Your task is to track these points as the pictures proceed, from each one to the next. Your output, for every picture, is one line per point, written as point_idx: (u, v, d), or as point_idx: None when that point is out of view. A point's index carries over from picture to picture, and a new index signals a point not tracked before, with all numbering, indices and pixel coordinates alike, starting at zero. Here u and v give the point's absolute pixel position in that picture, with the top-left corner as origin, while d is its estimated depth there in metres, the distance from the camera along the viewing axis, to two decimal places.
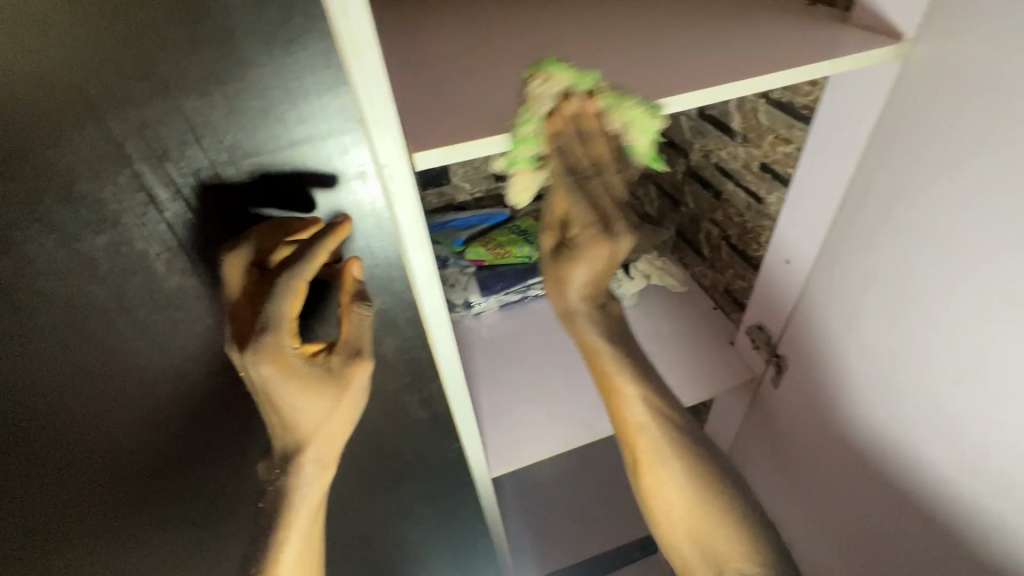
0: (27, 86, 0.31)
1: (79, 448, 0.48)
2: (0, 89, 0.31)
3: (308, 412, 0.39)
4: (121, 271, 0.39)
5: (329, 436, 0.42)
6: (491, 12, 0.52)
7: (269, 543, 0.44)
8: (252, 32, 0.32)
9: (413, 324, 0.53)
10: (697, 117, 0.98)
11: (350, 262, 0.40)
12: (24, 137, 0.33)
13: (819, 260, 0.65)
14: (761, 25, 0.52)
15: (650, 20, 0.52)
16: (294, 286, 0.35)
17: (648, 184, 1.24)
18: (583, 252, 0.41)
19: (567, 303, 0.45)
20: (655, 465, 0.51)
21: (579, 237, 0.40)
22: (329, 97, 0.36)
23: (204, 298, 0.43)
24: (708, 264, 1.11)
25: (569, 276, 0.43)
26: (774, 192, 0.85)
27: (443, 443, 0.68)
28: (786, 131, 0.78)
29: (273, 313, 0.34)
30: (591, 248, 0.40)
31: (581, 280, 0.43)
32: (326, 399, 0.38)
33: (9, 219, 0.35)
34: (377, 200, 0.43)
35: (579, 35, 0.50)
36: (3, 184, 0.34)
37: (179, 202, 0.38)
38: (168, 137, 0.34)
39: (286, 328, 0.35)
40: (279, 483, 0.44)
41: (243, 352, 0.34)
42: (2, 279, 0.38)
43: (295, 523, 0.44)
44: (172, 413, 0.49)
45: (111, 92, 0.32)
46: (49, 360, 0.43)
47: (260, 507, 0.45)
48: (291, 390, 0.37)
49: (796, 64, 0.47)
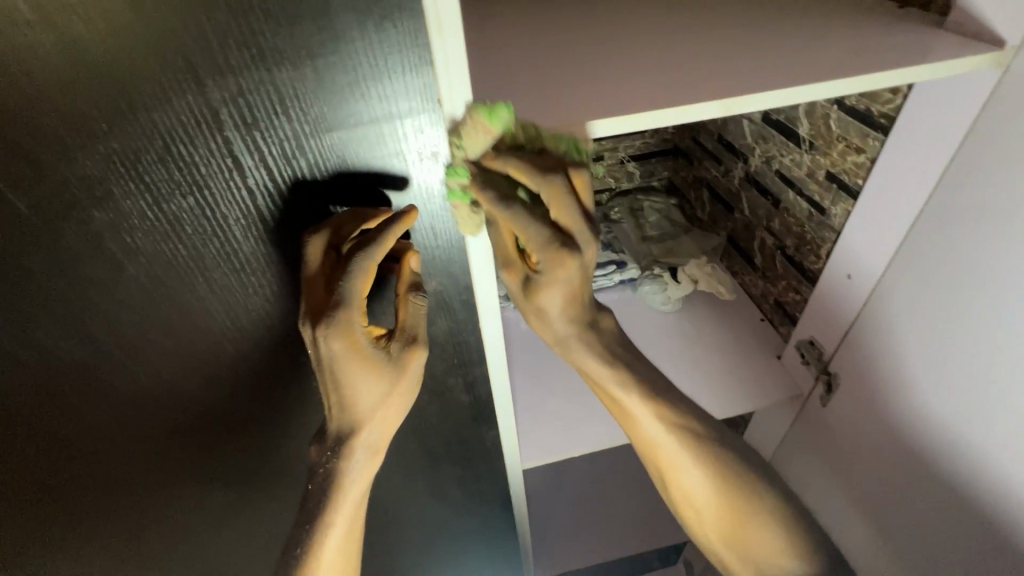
0: (137, 50, 0.32)
1: (149, 398, 0.51)
2: (113, 51, 0.32)
3: (369, 394, 0.45)
4: (205, 232, 0.42)
5: (380, 419, 0.47)
6: (563, 19, 0.54)
7: (317, 520, 0.47)
8: (349, 8, 0.33)
9: (466, 307, 0.54)
10: (761, 121, 0.95)
11: (409, 255, 0.45)
12: (128, 99, 0.34)
13: (889, 272, 0.65)
14: (836, 34, 0.52)
15: (723, 29, 0.52)
16: (361, 267, 0.40)
17: (700, 187, 1.21)
18: (546, 276, 0.42)
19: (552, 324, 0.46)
20: (675, 471, 0.51)
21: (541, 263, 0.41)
22: (412, 76, 0.37)
23: (275, 262, 0.45)
24: (760, 273, 1.07)
25: (540, 302, 0.44)
26: (839, 203, 0.81)
27: (483, 430, 0.69)
28: (859, 140, 0.75)
29: (344, 292, 0.41)
30: (557, 274, 0.41)
31: (551, 303, 0.44)
32: (383, 377, 0.45)
33: (108, 177, 0.37)
34: (444, 181, 0.43)
35: (651, 39, 0.50)
36: (106, 143, 0.36)
37: (262, 169, 0.39)
38: (259, 107, 0.36)
39: (355, 306, 0.41)
40: (329, 466, 0.48)
41: (318, 327, 0.41)
42: (94, 235, 0.40)
43: (341, 506, 0.48)
44: (236, 370, 0.52)
45: (213, 60, 0.33)
46: (128, 314, 0.45)
47: (307, 493, 0.48)
48: (355, 366, 0.43)
49: (874, 70, 0.46)
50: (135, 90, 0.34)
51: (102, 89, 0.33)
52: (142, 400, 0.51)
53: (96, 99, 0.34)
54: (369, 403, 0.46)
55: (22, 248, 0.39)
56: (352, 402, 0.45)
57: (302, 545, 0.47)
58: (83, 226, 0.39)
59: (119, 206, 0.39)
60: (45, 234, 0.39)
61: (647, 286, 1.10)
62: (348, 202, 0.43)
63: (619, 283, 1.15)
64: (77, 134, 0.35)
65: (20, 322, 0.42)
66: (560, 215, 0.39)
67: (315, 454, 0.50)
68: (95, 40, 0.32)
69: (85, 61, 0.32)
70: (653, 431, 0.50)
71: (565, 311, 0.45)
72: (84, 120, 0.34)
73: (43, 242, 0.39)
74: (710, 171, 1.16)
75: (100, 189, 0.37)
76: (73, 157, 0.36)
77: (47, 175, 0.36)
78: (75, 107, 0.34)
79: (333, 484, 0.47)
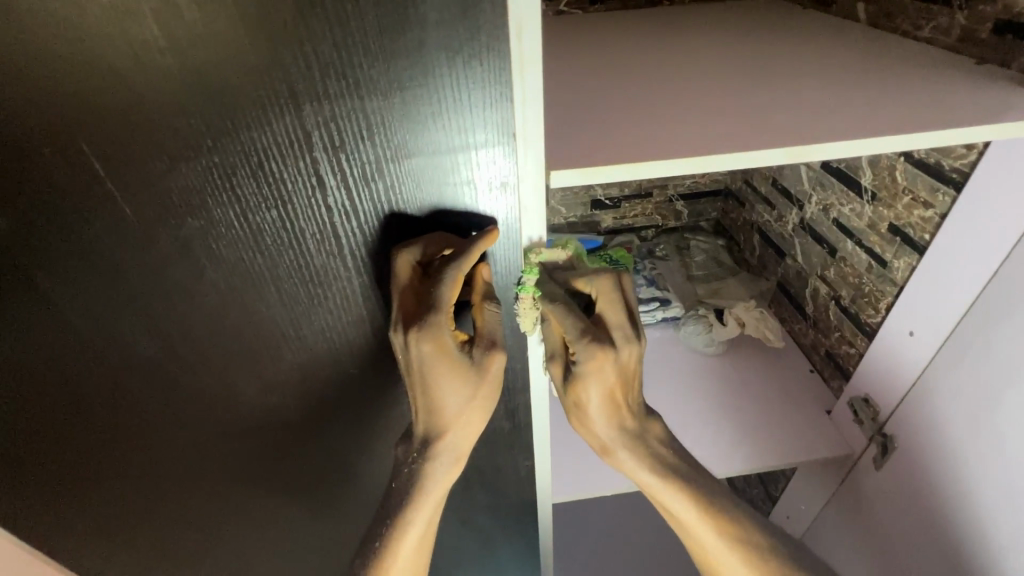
0: (247, 75, 0.35)
1: (205, 396, 0.53)
2: (226, 75, 0.35)
3: (455, 398, 0.48)
4: (283, 244, 0.44)
5: (462, 422, 0.50)
6: (632, 67, 0.56)
7: (398, 515, 0.51)
8: (442, 47, 0.35)
9: (516, 335, 0.54)
10: (820, 169, 0.93)
11: (481, 265, 0.47)
12: (234, 119, 0.37)
13: (963, 331, 0.65)
14: (907, 92, 0.52)
15: (791, 82, 0.53)
16: (450, 276, 0.43)
17: (750, 231, 1.20)
18: (586, 370, 0.45)
19: (592, 428, 0.50)
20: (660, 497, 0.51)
21: (581, 357, 0.44)
22: (491, 111, 0.39)
23: (342, 277, 0.47)
24: (811, 323, 1.04)
25: (582, 399, 0.47)
26: (901, 257, 0.79)
27: (517, 459, 0.68)
28: (926, 194, 0.72)
29: (436, 300, 0.44)
30: (593, 368, 0.45)
31: (593, 401, 0.47)
32: (467, 381, 0.47)
33: (204, 187, 0.40)
34: (510, 210, 0.45)
35: (719, 88, 0.51)
36: (207, 157, 0.39)
37: (342, 190, 0.42)
38: (348, 132, 0.38)
39: (444, 313, 0.44)
40: (414, 467, 0.52)
41: (410, 332, 0.44)
42: (184, 239, 0.43)
43: (424, 503, 0.52)
44: (288, 377, 0.54)
45: (313, 87, 0.36)
46: (201, 315, 0.48)
47: (393, 487, 0.53)
48: (442, 369, 0.46)
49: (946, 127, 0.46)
50: (242, 111, 0.37)
51: (213, 108, 0.36)
52: (204, 397, 0.53)
53: (206, 117, 0.37)
54: (456, 407, 0.49)
55: (120, 247, 0.42)
56: (439, 406, 0.49)
57: (383, 538, 0.51)
58: (177, 231, 0.42)
59: (210, 215, 0.42)
60: (143, 236, 0.42)
61: (690, 326, 1.08)
62: (417, 224, 0.45)
63: (662, 320, 1.14)
64: (184, 148, 0.38)
65: (108, 315, 0.45)
66: (606, 309, 0.46)
67: (401, 453, 0.54)
68: (213, 64, 0.35)
69: (202, 82, 0.35)
70: (627, 462, 0.51)
71: (606, 418, 0.49)
72: (192, 135, 0.37)
73: (139, 243, 0.42)
74: (762, 215, 1.14)
75: (197, 198, 0.40)
76: (178, 167, 0.39)
77: (152, 182, 0.39)
78: (186, 123, 0.37)
79: (415, 483, 0.51)
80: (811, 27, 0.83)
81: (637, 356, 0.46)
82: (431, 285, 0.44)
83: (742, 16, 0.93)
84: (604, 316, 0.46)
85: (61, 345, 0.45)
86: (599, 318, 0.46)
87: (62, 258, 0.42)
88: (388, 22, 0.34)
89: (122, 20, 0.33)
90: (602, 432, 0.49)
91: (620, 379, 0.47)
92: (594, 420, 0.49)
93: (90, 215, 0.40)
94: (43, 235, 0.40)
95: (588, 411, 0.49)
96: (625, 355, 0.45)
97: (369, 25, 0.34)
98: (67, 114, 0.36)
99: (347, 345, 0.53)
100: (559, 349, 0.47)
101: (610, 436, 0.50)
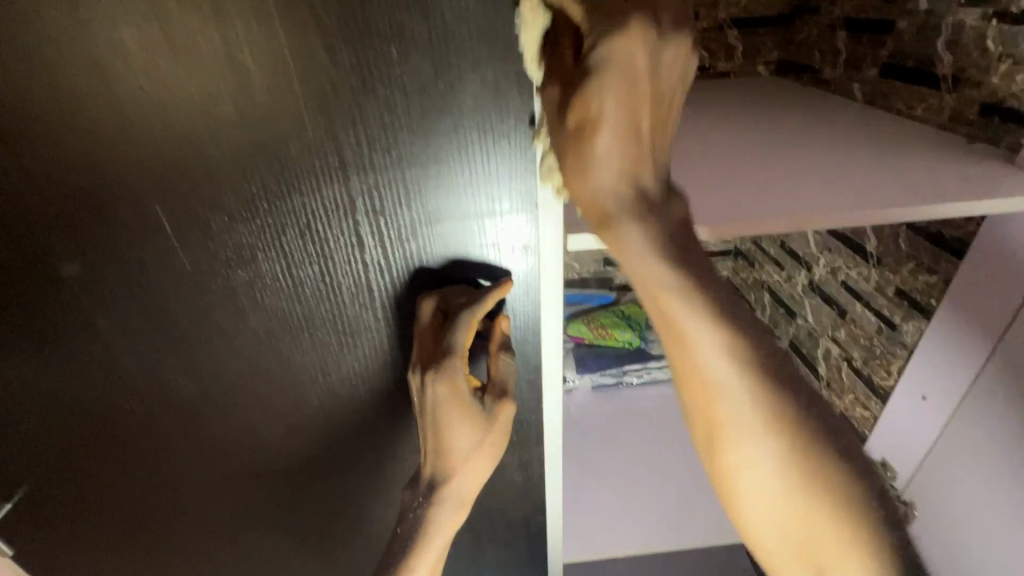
0: (303, 150, 0.40)
1: (233, 437, 0.55)
2: (285, 150, 0.40)
3: (465, 443, 0.51)
4: (320, 296, 0.48)
5: (468, 466, 0.52)
6: None
7: (400, 562, 0.52)
8: (476, 129, 0.40)
9: (532, 387, 0.56)
10: (826, 234, 0.97)
11: (500, 317, 0.50)
12: (288, 186, 0.42)
13: (967, 397, 0.69)
14: (899, 171, 0.56)
15: (791, 160, 0.57)
16: (465, 322, 0.46)
17: (761, 290, 1.22)
18: (606, 71, 0.32)
19: (593, 178, 0.36)
20: (737, 451, 0.40)
21: (597, 57, 0.32)
22: (517, 183, 0.43)
23: (371, 328, 0.51)
24: (824, 384, 1.04)
25: (597, 120, 0.34)
26: (910, 321, 0.80)
27: (529, 513, 0.68)
28: (930, 261, 0.75)
29: (451, 344, 0.47)
30: (620, 56, 0.32)
31: (611, 117, 0.34)
32: (477, 427, 0.50)
33: (255, 244, 0.44)
34: (529, 270, 0.48)
35: (724, 165, 0.56)
36: (261, 218, 0.43)
37: (379, 249, 0.46)
38: (388, 199, 0.43)
39: (459, 357, 0.47)
40: (419, 512, 0.53)
41: (428, 374, 0.48)
42: (231, 290, 0.47)
43: (426, 551, 0.53)
44: (314, 421, 0.56)
45: (361, 161, 0.41)
46: (238, 359, 0.51)
47: (397, 531, 0.54)
48: (453, 412, 0.49)
49: (938, 204, 0.49)
50: (296, 178, 0.41)
51: (271, 177, 0.41)
52: (234, 437, 0.56)
53: (264, 184, 0.42)
54: (463, 452, 0.51)
55: (175, 296, 0.46)
56: (449, 451, 0.51)
57: None
58: (227, 282, 0.46)
59: (258, 269, 0.46)
60: (196, 287, 0.46)
61: None
62: (443, 280, 0.48)
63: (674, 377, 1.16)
64: (242, 210, 0.43)
65: (157, 357, 0.49)
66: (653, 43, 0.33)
67: (407, 498, 0.55)
68: (276, 142, 0.40)
69: (264, 156, 0.40)
70: (722, 399, 0.39)
71: (621, 159, 0.35)
72: (250, 200, 0.42)
73: (192, 292, 0.46)
74: (772, 275, 1.17)
75: (248, 253, 0.45)
76: (234, 226, 0.43)
77: (211, 239, 0.44)
78: (246, 189, 0.42)
79: (421, 529, 0.53)
80: (810, 105, 0.90)
81: (685, 65, 0.35)
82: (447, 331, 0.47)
83: (745, 93, 1.01)
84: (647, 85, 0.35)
85: (118, 379, 0.50)
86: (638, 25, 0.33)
87: (124, 304, 0.46)
88: (431, 109, 0.39)
89: (204, 106, 0.38)
90: (699, 343, 0.38)
91: (650, 97, 0.34)
92: (600, 164, 0.35)
93: (153, 267, 0.45)
94: (111, 284, 0.45)
95: (698, 313, 0.37)
96: (665, 57, 0.33)
97: (414, 110, 0.39)
98: (147, 181, 0.41)
99: (370, 393, 0.55)
100: (565, 78, 0.35)
101: (620, 193, 0.36)
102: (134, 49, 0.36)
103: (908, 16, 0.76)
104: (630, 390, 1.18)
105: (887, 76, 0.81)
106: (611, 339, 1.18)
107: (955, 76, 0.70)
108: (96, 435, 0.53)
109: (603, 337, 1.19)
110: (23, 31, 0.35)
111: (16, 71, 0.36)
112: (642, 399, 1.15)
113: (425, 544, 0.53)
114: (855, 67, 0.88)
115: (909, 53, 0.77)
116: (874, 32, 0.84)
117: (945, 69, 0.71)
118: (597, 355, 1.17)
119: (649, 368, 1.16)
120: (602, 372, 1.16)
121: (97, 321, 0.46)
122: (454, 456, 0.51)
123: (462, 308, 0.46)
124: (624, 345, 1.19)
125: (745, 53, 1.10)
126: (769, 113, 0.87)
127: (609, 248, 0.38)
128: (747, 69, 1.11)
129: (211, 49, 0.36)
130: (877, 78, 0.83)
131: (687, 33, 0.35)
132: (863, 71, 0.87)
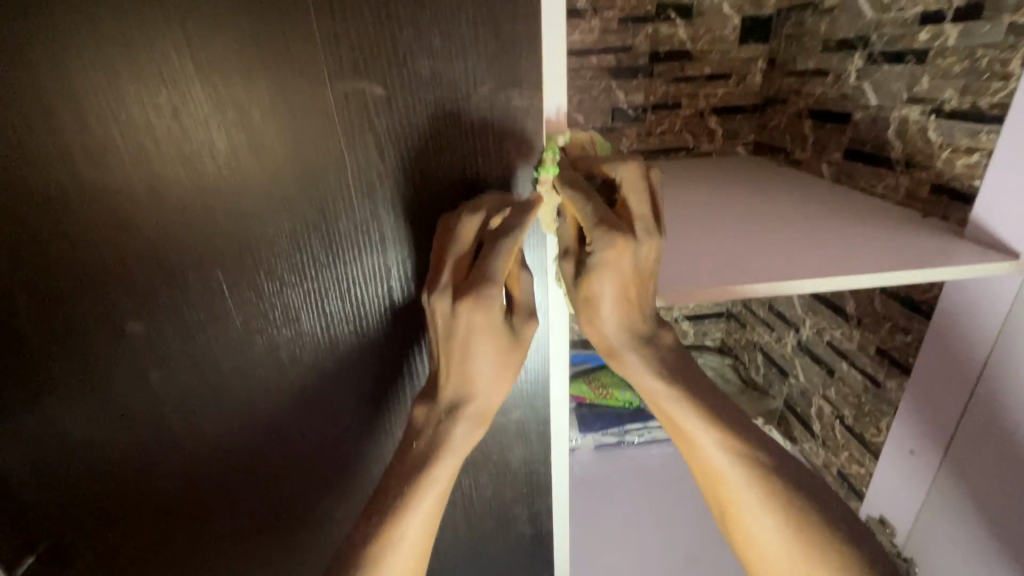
0: (351, 228, 0.48)
1: (261, 484, 0.60)
2: (336, 228, 0.48)
3: (471, 390, 0.49)
4: (353, 350, 0.54)
5: (464, 427, 0.50)
6: None
7: (371, 546, 0.49)
8: None
9: (542, 439, 0.61)
10: (810, 297, 1.04)
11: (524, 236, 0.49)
12: (335, 257, 0.49)
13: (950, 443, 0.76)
14: (862, 243, 0.64)
15: (767, 234, 0.65)
16: (506, 250, 0.43)
17: (753, 350, 1.27)
18: (601, 258, 0.44)
19: (598, 324, 0.48)
20: (712, 470, 0.51)
21: (596, 247, 0.44)
22: (529, 252, 0.51)
23: (396, 382, 0.56)
24: (820, 442, 1.07)
25: (594, 291, 0.46)
26: (893, 378, 0.85)
27: (537, 569, 0.70)
28: (904, 322, 0.81)
29: (489, 271, 0.44)
30: (611, 259, 0.44)
31: (608, 292, 0.46)
32: (501, 350, 0.47)
33: (301, 306, 0.51)
34: (540, 328, 0.54)
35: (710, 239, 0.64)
36: (309, 284, 0.50)
37: (408, 310, 0.53)
38: (419, 267, 0.51)
39: (498, 284, 0.44)
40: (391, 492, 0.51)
41: (462, 301, 0.44)
42: (275, 347, 0.52)
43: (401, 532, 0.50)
44: (338, 470, 0.61)
45: (399, 236, 0.49)
46: (275, 411, 0.56)
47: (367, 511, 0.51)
48: (482, 332, 0.46)
49: (897, 273, 0.56)
50: (342, 250, 0.49)
51: (321, 249, 0.49)
52: (268, 481, 0.60)
53: (313, 255, 0.49)
54: (463, 387, 0.49)
55: (227, 353, 0.52)
56: (455, 400, 0.50)
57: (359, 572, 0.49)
58: (272, 339, 0.52)
59: (302, 327, 0.52)
60: (246, 344, 0.52)
61: None
62: None
63: None
64: (294, 277, 0.49)
65: (205, 408, 0.54)
66: (630, 195, 0.45)
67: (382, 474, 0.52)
68: (329, 219, 0.47)
69: (317, 233, 0.48)
70: (686, 423, 0.50)
71: (618, 316, 0.48)
72: (302, 268, 0.49)
73: (242, 349, 0.52)
74: (763, 336, 1.23)
75: (294, 314, 0.51)
76: (286, 291, 0.50)
77: (265, 303, 0.50)
78: (299, 259, 0.49)
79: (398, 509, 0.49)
80: (785, 182, 1.00)
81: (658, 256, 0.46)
82: (486, 259, 0.44)
83: (727, 171, 1.13)
84: (627, 203, 0.45)
85: (166, 429, 0.55)
86: (622, 205, 0.45)
87: (181, 360, 0.52)
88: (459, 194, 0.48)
89: (272, 193, 0.46)
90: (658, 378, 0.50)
91: (637, 277, 0.46)
92: (603, 318, 0.48)
93: (211, 328, 0.51)
94: (172, 342, 0.51)
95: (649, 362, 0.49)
96: (647, 248, 0.44)
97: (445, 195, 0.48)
98: (218, 254, 0.48)
99: (396, 442, 0.60)
100: (573, 246, 0.48)
101: (619, 336, 0.48)
102: (221, 148, 0.44)
103: (862, 110, 0.88)
104: (632, 449, 1.19)
105: (850, 159, 0.92)
106: (611, 399, 1.22)
107: (907, 161, 0.80)
108: (136, 482, 0.57)
109: (603, 397, 1.22)
110: (135, 136, 0.43)
111: (123, 166, 0.44)
112: (643, 458, 1.17)
113: (409, 520, 0.50)
114: (821, 149, 1.00)
115: (866, 140, 0.88)
116: (835, 121, 0.96)
117: (898, 154, 0.81)
118: (598, 415, 1.20)
119: (650, 427, 1.18)
120: (604, 432, 1.18)
121: (157, 376, 0.52)
122: (459, 384, 0.49)
123: (499, 234, 0.43)
124: (625, 405, 1.21)
125: (725, 136, 1.23)
126: (748, 190, 0.97)
127: (586, 324, 0.49)
128: (727, 149, 1.24)
129: (285, 149, 0.45)
130: (842, 160, 0.94)
131: (656, 188, 0.46)
132: (828, 153, 0.98)
